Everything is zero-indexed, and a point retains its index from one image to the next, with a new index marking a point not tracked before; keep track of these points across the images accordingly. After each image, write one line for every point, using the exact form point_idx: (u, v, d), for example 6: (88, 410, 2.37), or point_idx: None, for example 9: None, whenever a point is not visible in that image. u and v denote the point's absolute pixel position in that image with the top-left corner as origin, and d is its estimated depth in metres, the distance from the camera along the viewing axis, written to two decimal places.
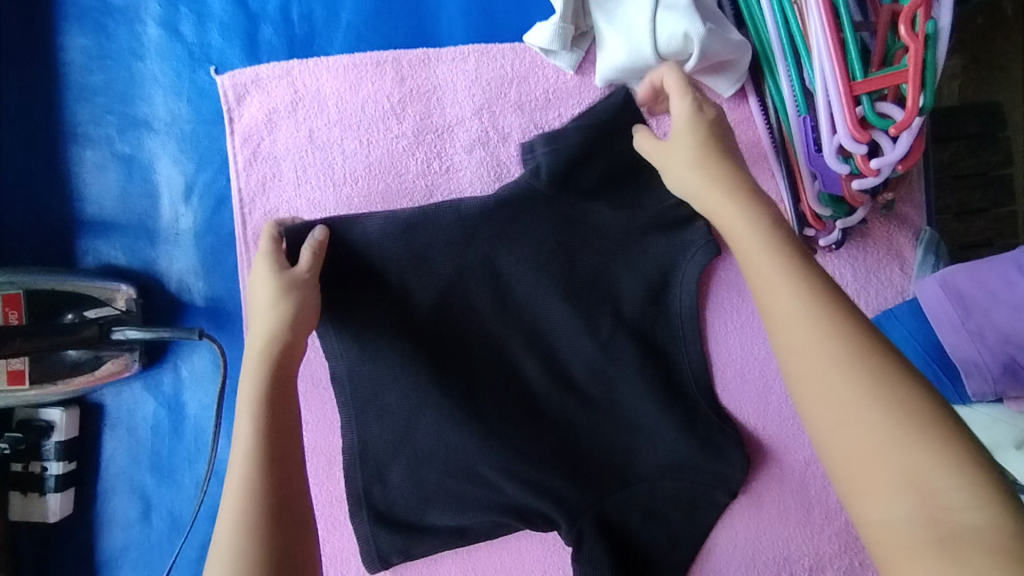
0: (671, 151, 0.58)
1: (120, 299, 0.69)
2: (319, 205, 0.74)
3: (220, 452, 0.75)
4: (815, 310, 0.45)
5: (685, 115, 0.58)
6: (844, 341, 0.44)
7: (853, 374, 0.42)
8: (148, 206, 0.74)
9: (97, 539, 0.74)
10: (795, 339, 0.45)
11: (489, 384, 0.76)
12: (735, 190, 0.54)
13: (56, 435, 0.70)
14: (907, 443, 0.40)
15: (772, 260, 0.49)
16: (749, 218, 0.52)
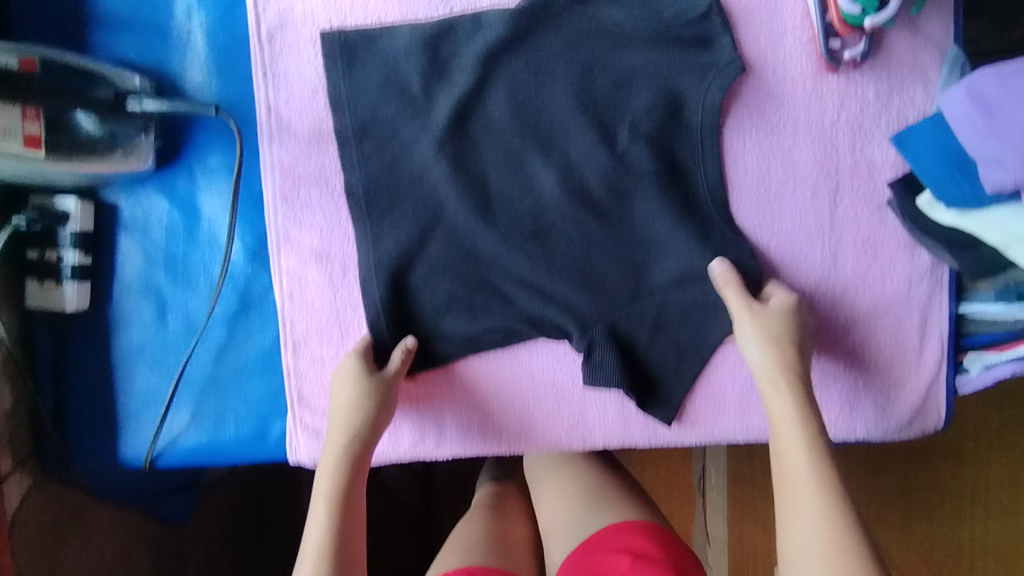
0: (760, 316, 0.69)
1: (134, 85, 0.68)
2: (336, 4, 0.72)
3: (234, 256, 0.76)
4: (785, 369, 0.67)
5: (783, 299, 0.71)
6: (808, 446, 0.61)
7: (789, 462, 0.61)
8: (159, 1, 0.72)
9: (112, 336, 0.75)
10: (759, 361, 0.68)
11: (508, 206, 0.75)
12: (783, 351, 0.68)
13: (72, 225, 0.70)
14: (812, 516, 0.57)
15: (777, 355, 0.68)
16: (772, 324, 0.69)
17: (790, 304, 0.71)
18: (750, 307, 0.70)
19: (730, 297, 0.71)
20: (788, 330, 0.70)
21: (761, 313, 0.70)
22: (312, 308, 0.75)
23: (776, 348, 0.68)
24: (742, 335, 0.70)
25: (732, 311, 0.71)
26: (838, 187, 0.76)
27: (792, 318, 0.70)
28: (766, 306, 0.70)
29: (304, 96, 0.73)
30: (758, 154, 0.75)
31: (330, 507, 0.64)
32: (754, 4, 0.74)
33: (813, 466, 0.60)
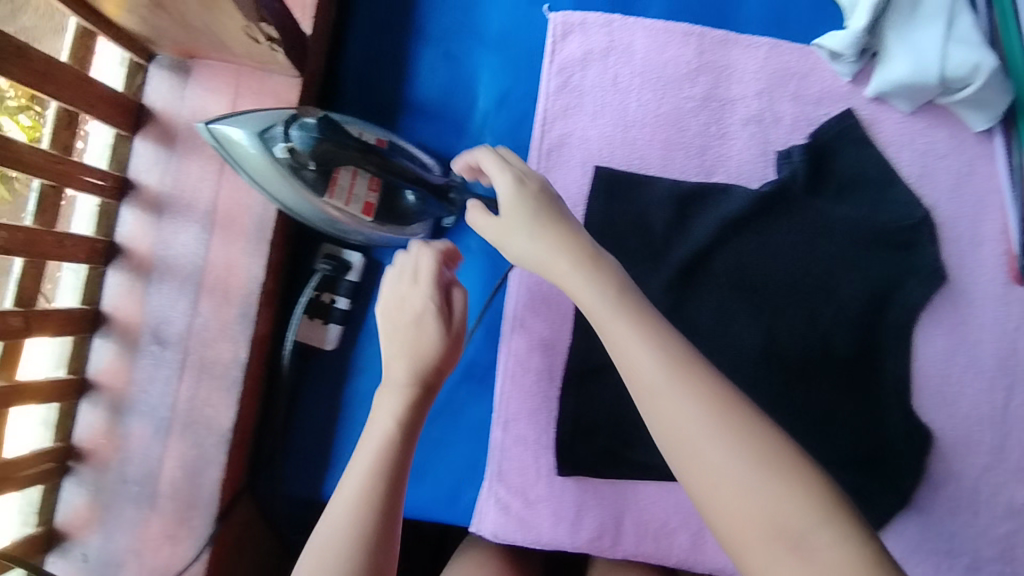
0: (568, 239, 0.62)
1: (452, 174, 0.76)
2: (608, 138, 0.85)
3: (469, 329, 0.84)
4: (652, 359, 0.54)
5: (509, 187, 0.65)
6: (694, 414, 0.51)
7: (688, 441, 0.51)
8: (465, 104, 0.84)
9: (347, 380, 0.81)
10: (659, 402, 0.53)
11: (720, 344, 0.83)
12: (631, 300, 0.58)
13: (352, 275, 0.80)
14: (804, 526, 0.47)
15: (695, 400, 0.52)
16: (632, 323, 0.56)
17: (546, 189, 0.65)
18: (517, 197, 0.64)
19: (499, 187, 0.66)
20: (632, 304, 0.58)
21: (560, 232, 0.63)
22: (529, 390, 0.83)
23: (619, 292, 0.58)
24: (575, 280, 0.60)
25: (600, 318, 0.58)
26: (1010, 385, 0.84)
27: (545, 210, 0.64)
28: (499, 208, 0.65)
29: (567, 207, 0.84)
30: (945, 341, 0.84)
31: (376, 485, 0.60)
32: (960, 213, 0.85)
33: (742, 451, 0.50)
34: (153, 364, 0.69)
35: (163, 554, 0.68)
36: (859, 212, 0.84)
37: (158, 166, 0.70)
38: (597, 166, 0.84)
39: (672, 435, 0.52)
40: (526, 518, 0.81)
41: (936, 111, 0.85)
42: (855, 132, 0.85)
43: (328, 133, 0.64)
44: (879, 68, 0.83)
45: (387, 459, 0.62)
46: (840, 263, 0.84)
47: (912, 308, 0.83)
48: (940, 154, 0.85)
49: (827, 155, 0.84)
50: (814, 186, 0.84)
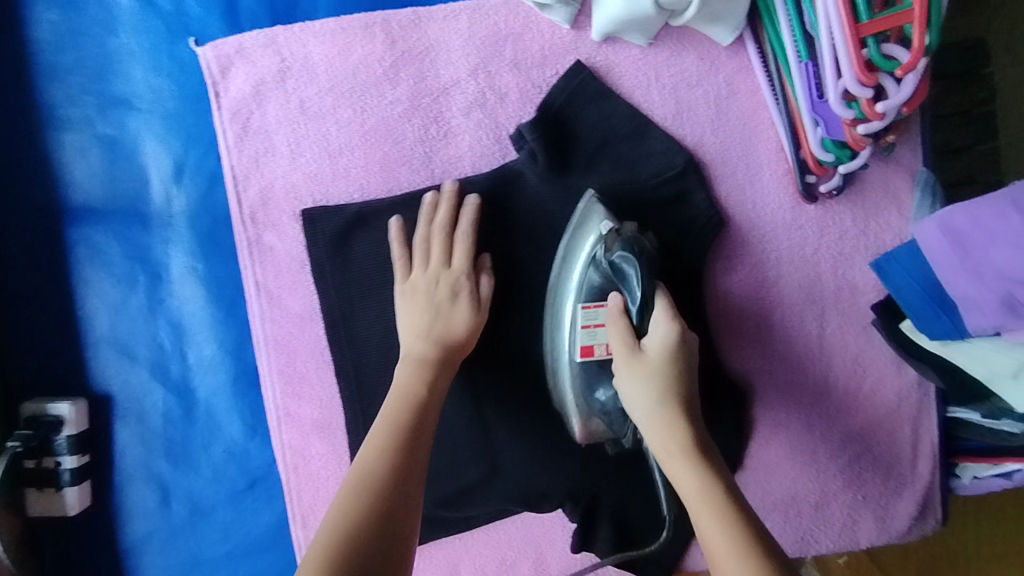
0: (638, 364, 0.61)
1: (49, 410, 0.68)
2: (316, 177, 0.72)
3: (234, 434, 0.74)
4: (658, 408, 0.59)
5: (663, 342, 0.61)
6: (688, 455, 0.56)
7: (702, 519, 0.52)
8: (137, 186, 0.71)
9: (117, 527, 0.74)
10: (627, 388, 0.61)
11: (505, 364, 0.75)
12: (671, 417, 0.58)
13: (66, 430, 0.68)
14: (699, 502, 0.53)
15: (626, 362, 0.62)
16: (659, 386, 0.59)
17: (672, 351, 0.61)
18: (629, 357, 0.62)
19: (612, 334, 0.64)
20: (660, 374, 0.60)
21: (642, 364, 0.61)
22: (321, 478, 0.75)
23: (618, 326, 0.64)
24: (601, 331, 0.64)
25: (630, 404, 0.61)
26: (822, 314, 0.78)
27: (663, 330, 0.62)
28: (645, 353, 0.62)
29: (292, 272, 0.73)
30: (744, 287, 0.77)
31: (395, 420, 0.59)
32: (729, 146, 0.75)
33: (692, 465, 0.55)
34: None
35: None
36: (620, 179, 0.73)
37: None
38: (306, 211, 0.71)
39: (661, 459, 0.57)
40: None
41: (676, 36, 0.74)
42: (593, 85, 0.72)
43: None
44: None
45: (403, 427, 0.59)
46: None
47: (701, 265, 0.76)
48: (692, 83, 0.74)
49: (566, 124, 0.72)
50: (564, 161, 0.72)
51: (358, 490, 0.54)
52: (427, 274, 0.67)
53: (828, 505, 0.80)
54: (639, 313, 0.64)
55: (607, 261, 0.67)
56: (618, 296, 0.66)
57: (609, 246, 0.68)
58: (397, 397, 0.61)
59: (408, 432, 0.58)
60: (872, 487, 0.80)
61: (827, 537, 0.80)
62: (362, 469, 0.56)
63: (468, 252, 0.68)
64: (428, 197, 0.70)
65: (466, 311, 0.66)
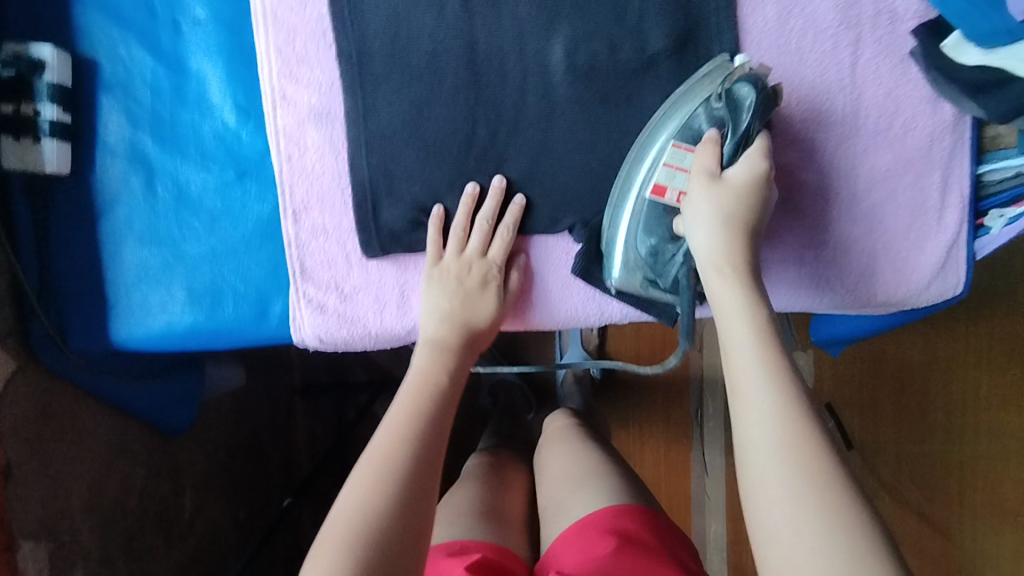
0: (717, 188, 0.64)
1: (29, 51, 0.64)
2: None
3: (225, 117, 0.70)
4: (728, 245, 0.62)
5: (744, 172, 0.64)
6: (768, 369, 0.52)
7: (764, 459, 0.49)
8: None
9: (98, 206, 0.70)
10: (727, 295, 0.59)
11: (516, 63, 0.71)
12: (735, 229, 0.62)
13: (49, 75, 0.65)
14: (784, 448, 0.49)
15: (725, 235, 0.62)
16: (738, 283, 0.60)
17: (757, 182, 0.64)
18: (710, 181, 0.65)
19: (697, 165, 0.66)
20: (735, 252, 0.62)
21: (720, 186, 0.64)
22: (314, 172, 0.71)
23: (728, 225, 0.62)
24: (702, 242, 0.63)
25: (720, 304, 0.59)
26: (858, 42, 0.73)
27: (751, 195, 0.64)
28: (725, 180, 0.64)
29: None
30: (776, 4, 0.72)
31: (429, 363, 0.69)
32: None
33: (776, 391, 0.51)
34: None
35: None
36: None
37: None
38: None
39: (735, 403, 0.53)
40: (348, 314, 0.73)
41: None
42: None
43: None
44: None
45: (433, 383, 0.67)
46: None
47: None
48: None
49: None
50: None
51: (404, 427, 0.61)
52: (460, 259, 0.72)
53: (846, 253, 0.76)
54: (730, 152, 0.66)
55: (721, 96, 0.66)
56: (716, 130, 0.66)
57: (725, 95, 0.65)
58: (432, 343, 0.70)
59: (442, 376, 0.68)
60: (893, 238, 0.76)
61: (842, 286, 0.78)
62: (400, 411, 0.63)
63: (504, 248, 0.73)
64: (497, 181, 0.72)
65: (492, 300, 0.73)
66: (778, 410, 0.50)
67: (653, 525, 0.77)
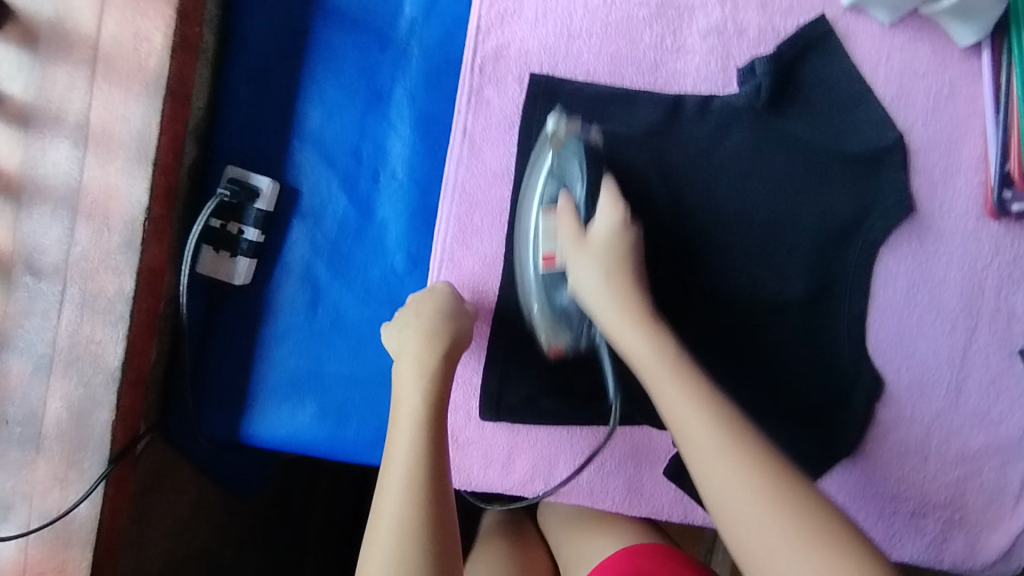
0: (584, 250, 0.69)
1: (249, 180, 0.72)
2: (550, 49, 0.75)
3: (395, 262, 0.77)
4: (660, 354, 0.64)
5: (607, 227, 0.69)
6: (661, 353, 0.64)
7: (709, 459, 0.58)
8: (388, 11, 0.75)
9: (265, 315, 0.76)
10: (636, 343, 0.65)
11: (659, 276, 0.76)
12: (619, 286, 0.67)
13: (260, 203, 0.72)
14: (735, 492, 0.57)
15: (632, 318, 0.66)
16: (634, 283, 0.68)
17: (617, 232, 0.69)
18: (578, 240, 0.69)
19: (563, 237, 0.70)
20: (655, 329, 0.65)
21: (586, 246, 0.69)
22: None
23: (611, 280, 0.67)
24: (589, 281, 0.68)
25: (613, 328, 0.66)
26: (973, 330, 0.79)
27: (620, 250, 0.68)
28: (590, 238, 0.69)
29: (499, 129, 0.76)
30: (908, 279, 0.78)
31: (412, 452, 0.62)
32: (937, 140, 0.76)
33: (730, 453, 0.58)
34: (28, 297, 0.62)
35: (53, 497, 0.64)
36: (830, 138, 0.75)
37: (22, 72, 0.61)
38: (533, 76, 0.75)
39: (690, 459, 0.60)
40: (456, 461, 0.78)
41: (919, 23, 0.75)
42: (827, 42, 0.74)
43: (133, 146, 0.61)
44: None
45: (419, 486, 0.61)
46: (802, 192, 0.76)
47: (878, 243, 0.77)
48: (920, 72, 0.75)
49: (794, 69, 0.74)
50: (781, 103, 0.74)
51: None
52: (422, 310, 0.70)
53: (923, 514, 0.80)
54: (584, 204, 0.71)
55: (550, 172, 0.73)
56: (565, 194, 0.71)
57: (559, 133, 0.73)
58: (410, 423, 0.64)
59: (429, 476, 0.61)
60: (968, 510, 0.80)
61: (915, 545, 0.80)
62: (389, 536, 0.59)
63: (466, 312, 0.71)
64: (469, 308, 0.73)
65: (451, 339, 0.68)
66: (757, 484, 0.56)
67: (663, 564, 0.70)
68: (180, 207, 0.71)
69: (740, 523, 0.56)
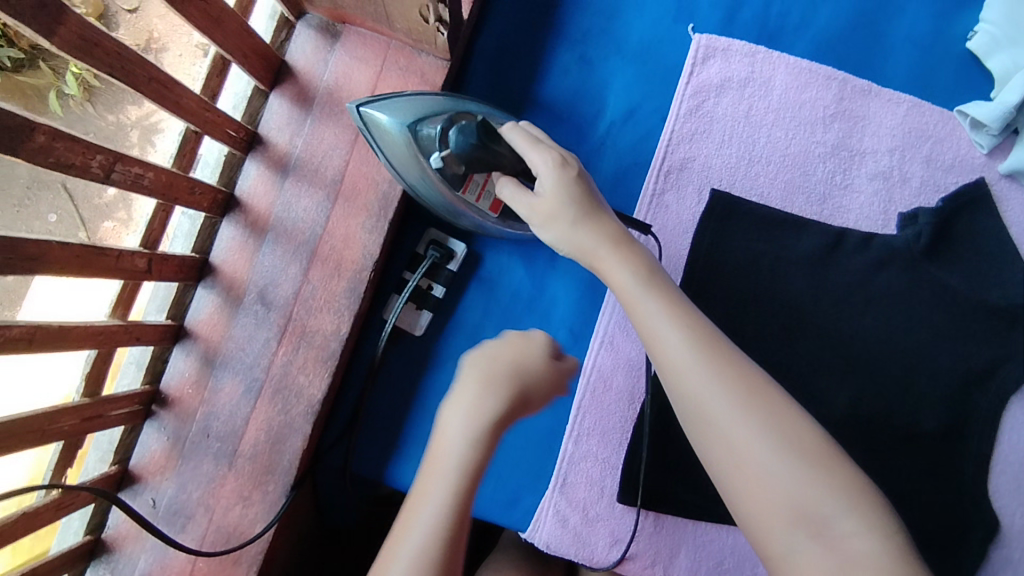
0: (537, 211, 0.65)
1: (449, 246, 0.79)
2: (731, 169, 0.84)
3: (556, 335, 0.82)
4: (677, 319, 0.60)
5: (550, 178, 0.63)
6: (678, 333, 0.59)
7: (729, 433, 0.56)
8: (594, 113, 0.84)
9: (428, 367, 0.80)
10: (657, 325, 0.60)
11: (794, 384, 0.82)
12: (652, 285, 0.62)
13: (453, 266, 0.79)
14: (772, 455, 0.55)
15: (659, 301, 0.61)
16: (626, 262, 0.63)
17: (563, 180, 0.63)
18: (530, 206, 0.65)
19: (534, 215, 0.65)
20: (683, 314, 0.61)
21: (539, 202, 0.64)
22: (607, 410, 0.81)
23: (619, 250, 0.64)
24: (622, 280, 0.63)
25: (628, 301, 0.62)
26: None
27: (567, 194, 0.63)
28: (539, 197, 0.64)
29: (674, 232, 0.83)
30: None
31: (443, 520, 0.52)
32: None
33: (745, 416, 0.56)
34: (253, 323, 0.67)
35: (233, 514, 0.65)
36: (975, 288, 0.82)
37: (291, 127, 0.69)
38: (713, 189, 0.83)
39: (719, 448, 0.56)
40: (582, 535, 0.79)
41: None
42: (980, 202, 0.83)
43: (380, 202, 0.68)
44: (999, 86, 0.82)
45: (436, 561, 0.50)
46: (941, 332, 0.82)
47: (1011, 391, 0.82)
48: None
49: (951, 222, 0.83)
50: (935, 248, 0.82)
51: None
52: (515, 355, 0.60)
53: None
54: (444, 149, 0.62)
55: (426, 154, 0.63)
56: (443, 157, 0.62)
57: (442, 142, 0.62)
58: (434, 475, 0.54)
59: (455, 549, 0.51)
60: None
61: None
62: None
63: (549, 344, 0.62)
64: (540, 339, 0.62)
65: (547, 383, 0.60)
66: (774, 442, 0.55)
67: None
68: (386, 257, 0.78)
69: (754, 502, 0.55)
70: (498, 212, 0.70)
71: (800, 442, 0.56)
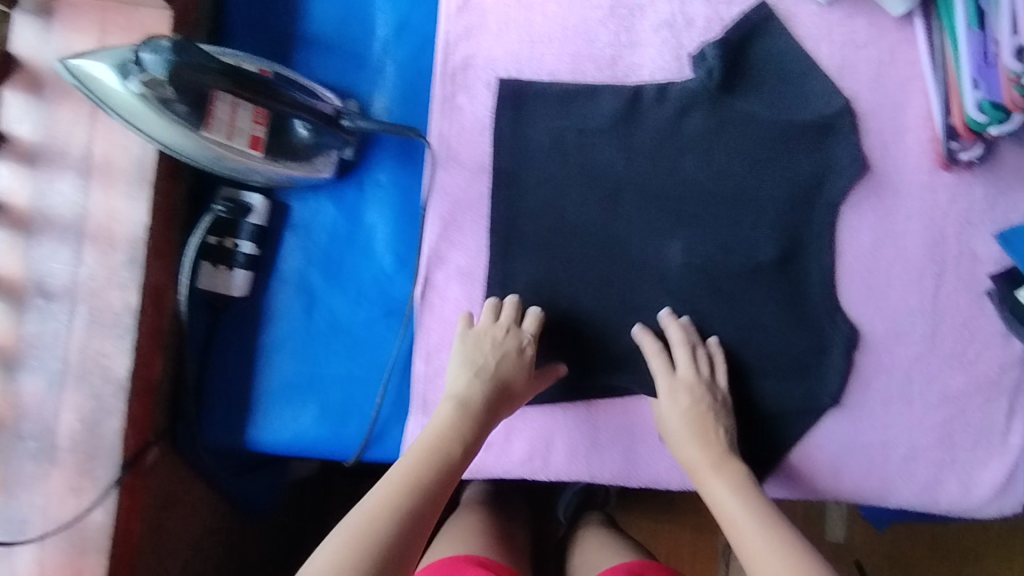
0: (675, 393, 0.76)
1: (243, 199, 0.78)
2: (515, 56, 0.82)
3: (383, 263, 0.82)
4: (699, 426, 0.74)
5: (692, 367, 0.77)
6: (686, 427, 0.74)
7: (744, 529, 0.64)
8: (364, 34, 0.82)
9: (263, 324, 0.80)
10: (686, 450, 0.74)
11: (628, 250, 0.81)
12: (704, 436, 0.74)
13: (253, 218, 0.78)
14: (769, 543, 0.62)
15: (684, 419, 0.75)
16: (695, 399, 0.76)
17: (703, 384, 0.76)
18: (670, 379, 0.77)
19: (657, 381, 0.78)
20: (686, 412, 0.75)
21: (676, 381, 0.77)
22: (451, 322, 0.81)
23: (693, 421, 0.75)
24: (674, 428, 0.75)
25: (673, 437, 0.75)
26: (941, 274, 0.83)
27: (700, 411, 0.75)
28: (679, 379, 0.77)
29: (473, 132, 0.82)
30: (871, 234, 0.83)
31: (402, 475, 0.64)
32: (883, 103, 0.83)
33: (761, 523, 0.64)
34: (41, 318, 0.66)
35: (68, 506, 0.65)
36: (781, 111, 0.81)
37: (29, 116, 0.67)
38: (500, 81, 0.82)
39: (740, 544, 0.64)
40: None
41: None
42: (765, 26, 0.82)
43: (138, 167, 0.67)
44: None
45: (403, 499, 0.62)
46: (760, 162, 0.81)
47: (839, 202, 0.82)
48: (859, 43, 0.83)
49: (741, 52, 0.82)
50: (732, 82, 0.82)
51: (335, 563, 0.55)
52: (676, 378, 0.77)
53: (915, 458, 0.83)
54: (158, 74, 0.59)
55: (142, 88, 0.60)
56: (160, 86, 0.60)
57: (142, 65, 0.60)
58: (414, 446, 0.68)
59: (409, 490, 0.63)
60: (957, 450, 0.83)
61: (907, 490, 0.82)
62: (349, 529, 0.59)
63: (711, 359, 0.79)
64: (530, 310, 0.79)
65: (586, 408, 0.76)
66: (760, 516, 0.65)
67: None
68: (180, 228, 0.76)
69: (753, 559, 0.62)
70: (262, 151, 0.69)
71: (784, 534, 0.63)
